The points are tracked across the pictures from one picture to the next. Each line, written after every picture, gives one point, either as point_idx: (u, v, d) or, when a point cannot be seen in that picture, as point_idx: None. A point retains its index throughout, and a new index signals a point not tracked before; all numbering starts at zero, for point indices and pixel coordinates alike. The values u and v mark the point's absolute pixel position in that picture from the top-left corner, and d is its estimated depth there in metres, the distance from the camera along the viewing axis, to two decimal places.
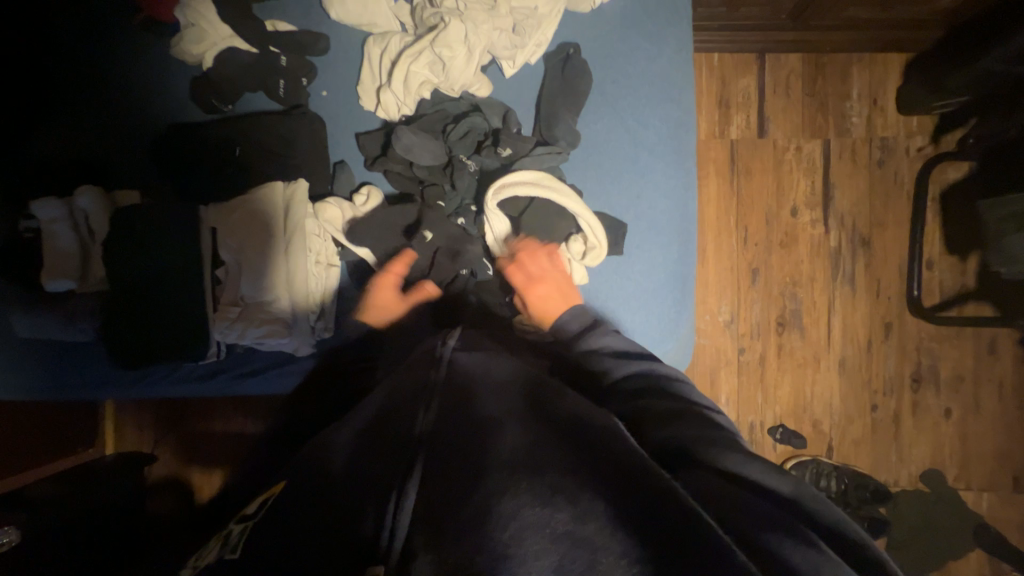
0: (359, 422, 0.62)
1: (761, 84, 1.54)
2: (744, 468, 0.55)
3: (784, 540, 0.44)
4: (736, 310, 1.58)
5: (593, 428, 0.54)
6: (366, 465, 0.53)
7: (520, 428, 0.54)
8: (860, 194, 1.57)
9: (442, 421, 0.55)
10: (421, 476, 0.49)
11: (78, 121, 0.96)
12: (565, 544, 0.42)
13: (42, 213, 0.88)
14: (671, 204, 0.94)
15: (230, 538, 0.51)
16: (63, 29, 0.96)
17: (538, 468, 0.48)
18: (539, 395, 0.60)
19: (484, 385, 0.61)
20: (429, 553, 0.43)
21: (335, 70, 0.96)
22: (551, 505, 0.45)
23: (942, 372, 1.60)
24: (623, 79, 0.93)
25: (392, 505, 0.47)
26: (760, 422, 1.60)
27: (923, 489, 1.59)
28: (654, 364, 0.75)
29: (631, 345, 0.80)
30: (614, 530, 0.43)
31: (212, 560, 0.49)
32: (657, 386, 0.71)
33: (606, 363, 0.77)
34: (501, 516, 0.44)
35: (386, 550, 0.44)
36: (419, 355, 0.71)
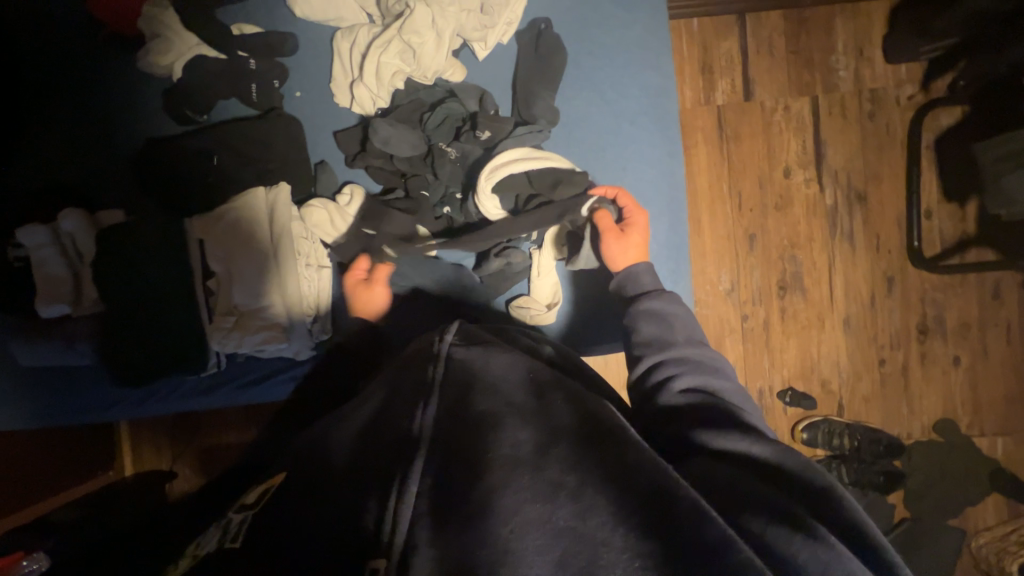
0: (360, 418, 0.61)
1: (743, 45, 1.51)
2: (745, 447, 0.57)
3: (785, 530, 0.45)
4: (737, 278, 1.57)
5: (599, 422, 0.54)
6: (365, 460, 0.53)
7: (523, 423, 0.54)
8: (853, 149, 1.55)
9: (443, 420, 0.55)
10: (420, 472, 0.49)
11: (56, 146, 0.96)
12: (567, 538, 0.44)
13: (26, 240, 0.88)
14: (657, 173, 0.93)
15: (228, 529, 0.51)
16: (31, 55, 0.95)
17: (540, 468, 0.49)
18: (541, 385, 0.60)
19: (486, 377, 0.60)
20: (432, 547, 0.44)
21: (306, 70, 0.95)
22: (554, 501, 0.47)
23: (949, 321, 1.59)
24: (598, 51, 0.91)
25: (393, 499, 0.47)
26: (769, 387, 1.60)
27: (936, 438, 1.59)
28: (708, 354, 0.73)
29: (690, 327, 0.77)
30: (615, 524, 0.44)
31: (212, 550, 0.49)
32: (711, 378, 0.69)
33: (671, 334, 0.75)
34: (502, 511, 0.46)
35: (387, 545, 0.44)
36: (416, 352, 0.70)
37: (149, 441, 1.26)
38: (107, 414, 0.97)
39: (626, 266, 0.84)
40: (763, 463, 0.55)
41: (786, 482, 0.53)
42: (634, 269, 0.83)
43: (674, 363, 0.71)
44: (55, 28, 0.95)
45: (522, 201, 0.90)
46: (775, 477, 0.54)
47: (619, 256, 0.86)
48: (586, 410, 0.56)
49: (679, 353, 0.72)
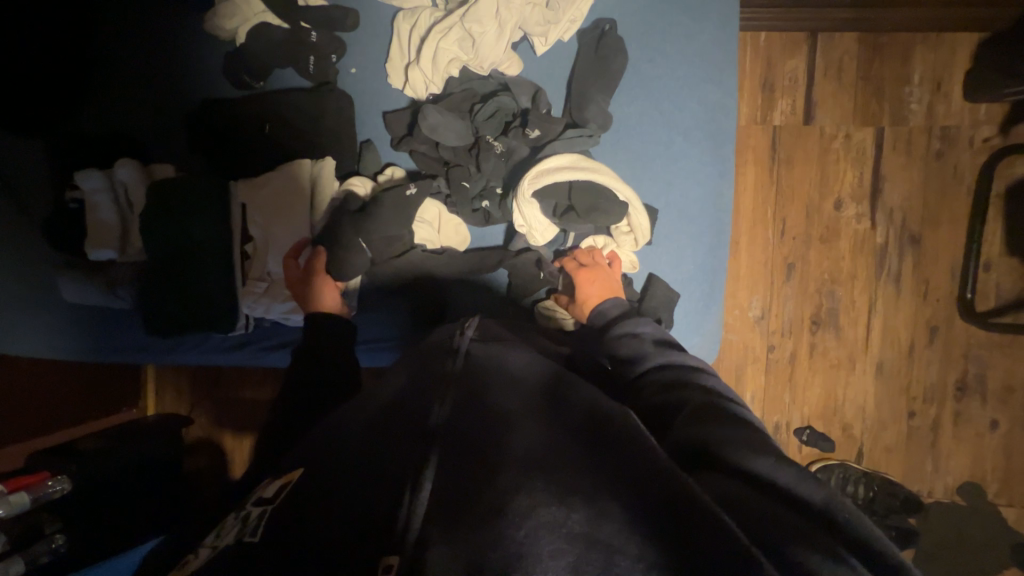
0: (376, 405, 0.62)
1: (810, 66, 1.44)
2: (770, 471, 0.51)
3: (815, 556, 0.41)
4: (769, 306, 1.51)
5: (614, 428, 0.53)
6: (381, 452, 0.53)
7: (534, 427, 0.54)
8: (913, 188, 1.46)
9: (457, 412, 0.55)
10: (435, 469, 0.49)
11: (118, 95, 0.99)
12: (583, 545, 0.42)
13: (85, 184, 0.92)
14: (704, 192, 0.89)
15: (248, 521, 0.53)
16: (104, 4, 0.98)
17: (552, 468, 0.48)
18: (555, 393, 0.60)
19: (498, 379, 0.61)
20: (444, 543, 0.42)
21: (364, 48, 0.95)
22: (567, 504, 0.45)
23: (991, 381, 1.50)
24: (660, 58, 0.88)
25: (408, 489, 0.47)
26: (786, 423, 1.54)
27: (959, 501, 1.51)
28: (678, 356, 0.70)
29: (659, 336, 0.75)
30: (631, 533, 0.43)
31: (233, 542, 0.51)
32: (691, 376, 0.67)
33: (641, 348, 0.73)
34: (514, 514, 0.44)
35: (402, 539, 0.43)
36: (433, 345, 0.71)
37: (171, 388, 1.32)
38: (139, 358, 1.01)
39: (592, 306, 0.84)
40: (789, 494, 0.50)
41: (817, 517, 0.48)
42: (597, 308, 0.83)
43: (646, 375, 0.69)
44: None
45: (558, 212, 0.86)
46: (804, 509, 0.48)
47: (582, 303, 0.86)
48: (600, 416, 0.55)
49: (652, 362, 0.70)
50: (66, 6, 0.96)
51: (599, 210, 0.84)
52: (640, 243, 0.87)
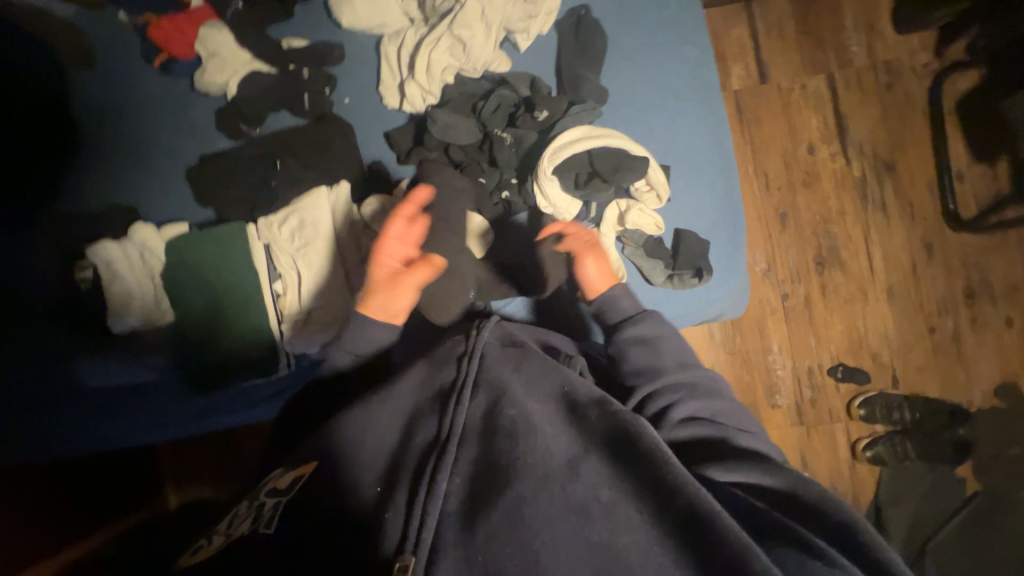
0: (394, 415, 0.72)
1: (753, 32, 1.55)
2: (752, 477, 0.67)
3: (800, 556, 0.54)
4: (772, 257, 1.56)
5: (625, 433, 0.62)
6: (404, 466, 0.64)
7: (556, 437, 0.63)
8: (874, 120, 1.56)
9: (484, 432, 0.66)
10: (450, 478, 0.61)
11: (118, 174, 1.00)
12: (596, 550, 0.53)
13: (100, 257, 0.90)
14: (707, 143, 0.93)
15: (263, 512, 0.66)
16: (93, 91, 1.01)
17: (571, 477, 0.59)
18: (571, 401, 0.69)
19: (514, 390, 0.69)
20: (458, 548, 0.56)
21: (354, 77, 0.98)
22: (585, 515, 0.56)
23: (995, 282, 1.56)
24: (637, 32, 0.94)
25: (423, 501, 0.59)
26: (818, 365, 1.56)
27: (1000, 405, 1.53)
28: (698, 378, 0.81)
29: (684, 353, 0.83)
30: (650, 542, 0.53)
31: (247, 533, 0.64)
32: (703, 403, 0.78)
33: (668, 364, 0.82)
34: (533, 522, 0.56)
35: (415, 545, 0.56)
36: (445, 353, 0.76)
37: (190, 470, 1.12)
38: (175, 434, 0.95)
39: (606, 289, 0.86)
40: (764, 488, 0.66)
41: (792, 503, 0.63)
42: (612, 295, 0.85)
43: (673, 391, 0.79)
44: (117, 65, 1.01)
45: (581, 181, 0.87)
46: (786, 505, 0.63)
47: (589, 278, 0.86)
48: (618, 424, 0.64)
49: (675, 379, 0.80)
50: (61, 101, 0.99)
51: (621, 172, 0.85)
52: (662, 199, 0.88)
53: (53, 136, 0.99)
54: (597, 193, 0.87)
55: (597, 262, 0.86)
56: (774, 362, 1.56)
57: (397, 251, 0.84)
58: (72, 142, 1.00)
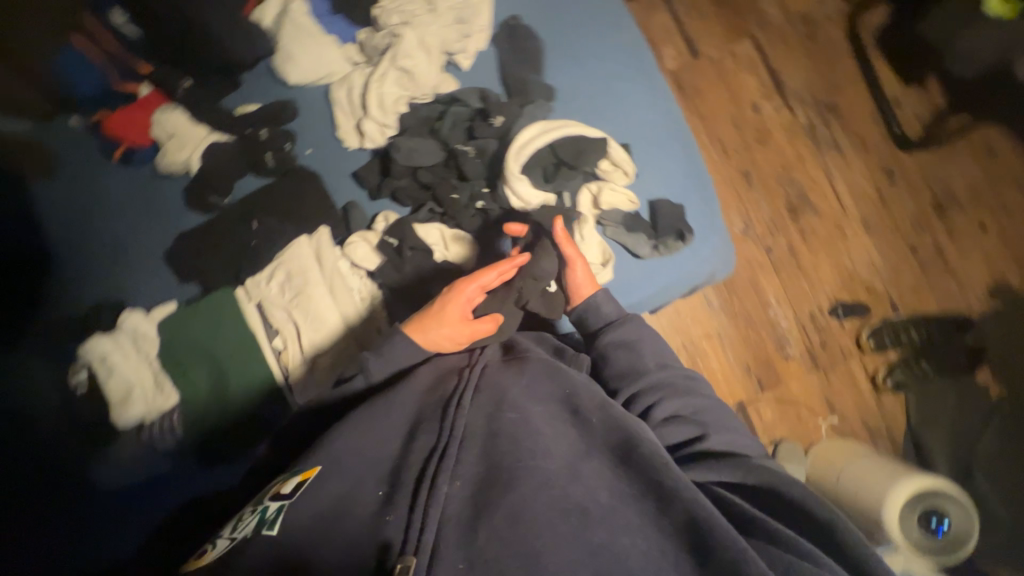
0: (402, 421, 0.68)
1: (675, 15, 1.65)
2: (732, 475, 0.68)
3: (772, 549, 0.57)
4: (747, 215, 1.61)
5: (625, 438, 0.64)
6: (404, 471, 0.61)
7: (559, 441, 0.64)
8: (806, 69, 1.65)
9: (486, 434, 0.64)
10: (451, 477, 0.59)
11: (97, 273, 1.00)
12: (598, 552, 0.55)
13: (94, 354, 0.90)
14: (659, 116, 0.97)
15: (265, 515, 0.58)
16: (59, 199, 1.02)
17: (574, 481, 0.60)
18: (573, 406, 0.69)
19: (516, 394, 0.69)
20: (460, 550, 0.54)
21: (311, 127, 1.00)
22: (586, 518, 0.57)
23: (958, 191, 1.62)
24: (569, 31, 0.99)
25: (424, 503, 0.57)
26: (818, 308, 1.58)
27: (998, 305, 1.56)
28: (676, 376, 0.80)
29: (661, 353, 0.82)
30: (649, 541, 0.57)
31: (252, 532, 0.57)
32: (684, 401, 0.77)
33: (646, 364, 0.80)
34: (534, 522, 0.56)
35: (415, 546, 0.54)
36: (447, 363, 0.75)
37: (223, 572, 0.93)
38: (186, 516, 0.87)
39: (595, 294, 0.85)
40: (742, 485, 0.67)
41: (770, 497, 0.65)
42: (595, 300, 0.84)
43: (651, 392, 0.78)
44: (76, 168, 1.02)
45: (549, 174, 0.90)
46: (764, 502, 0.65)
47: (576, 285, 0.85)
48: (621, 429, 0.66)
49: (653, 380, 0.78)
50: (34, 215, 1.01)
51: (584, 157, 0.88)
52: (630, 173, 0.91)
53: (27, 250, 0.99)
54: (567, 182, 0.89)
55: (582, 271, 0.85)
56: (776, 315, 1.57)
57: (474, 295, 0.81)
58: (48, 252, 1.00)
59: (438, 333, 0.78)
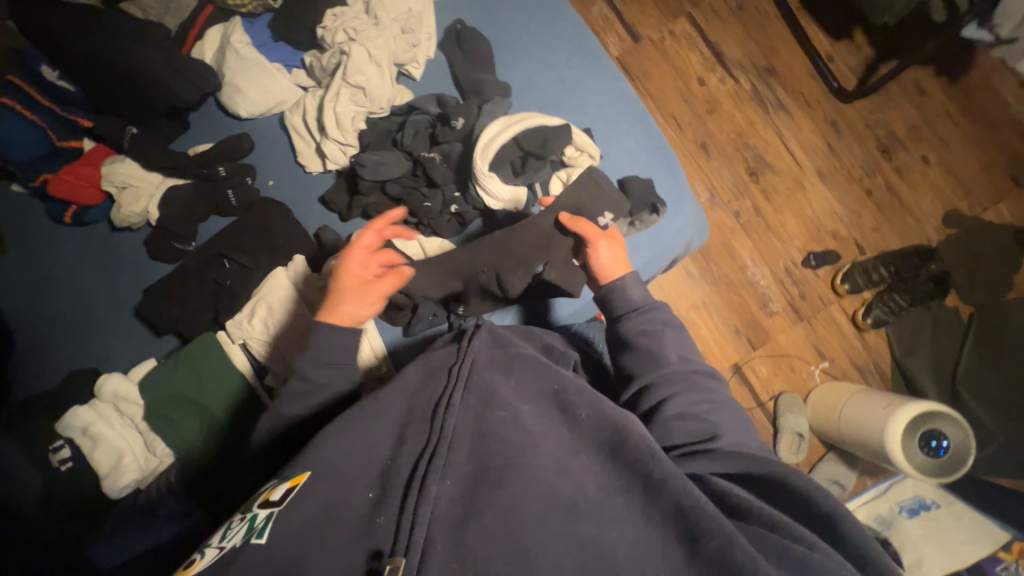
0: (394, 424, 0.61)
1: (610, 3, 1.70)
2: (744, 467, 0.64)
3: (764, 532, 0.53)
4: (711, 184, 1.66)
5: (613, 430, 0.60)
6: (396, 471, 0.55)
7: (548, 436, 0.59)
8: (741, 37, 1.72)
9: (476, 430, 0.58)
10: (441, 474, 0.53)
11: (69, 341, 0.96)
12: (588, 549, 0.50)
13: (76, 425, 0.85)
14: (614, 96, 0.99)
15: (254, 523, 0.52)
16: (21, 272, 0.98)
17: (563, 475, 0.55)
18: (561, 400, 0.64)
19: (505, 391, 0.63)
20: (450, 550, 0.49)
21: (271, 160, 0.99)
22: (577, 513, 0.52)
23: (898, 131, 1.71)
24: (514, 27, 1.01)
25: (412, 505, 0.51)
26: (792, 262, 1.64)
27: (953, 231, 1.65)
28: (694, 372, 0.76)
29: (681, 348, 0.78)
30: (639, 535, 0.52)
31: (240, 540, 0.50)
32: (700, 397, 0.73)
33: (667, 356, 0.76)
34: (526, 520, 0.51)
35: (404, 547, 0.48)
36: (435, 362, 0.68)
37: None
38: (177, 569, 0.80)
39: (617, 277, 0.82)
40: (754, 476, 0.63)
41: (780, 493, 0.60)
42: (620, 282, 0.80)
43: (668, 386, 0.74)
44: (34, 239, 0.99)
45: (518, 168, 0.90)
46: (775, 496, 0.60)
47: (600, 263, 0.82)
48: (609, 419, 0.61)
49: (671, 373, 0.74)
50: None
51: (551, 144, 0.87)
52: (595, 156, 0.92)
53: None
54: (537, 172, 0.89)
55: (606, 250, 0.83)
56: (754, 275, 1.62)
57: (365, 258, 0.80)
58: (20, 328, 0.97)
59: (346, 307, 0.76)
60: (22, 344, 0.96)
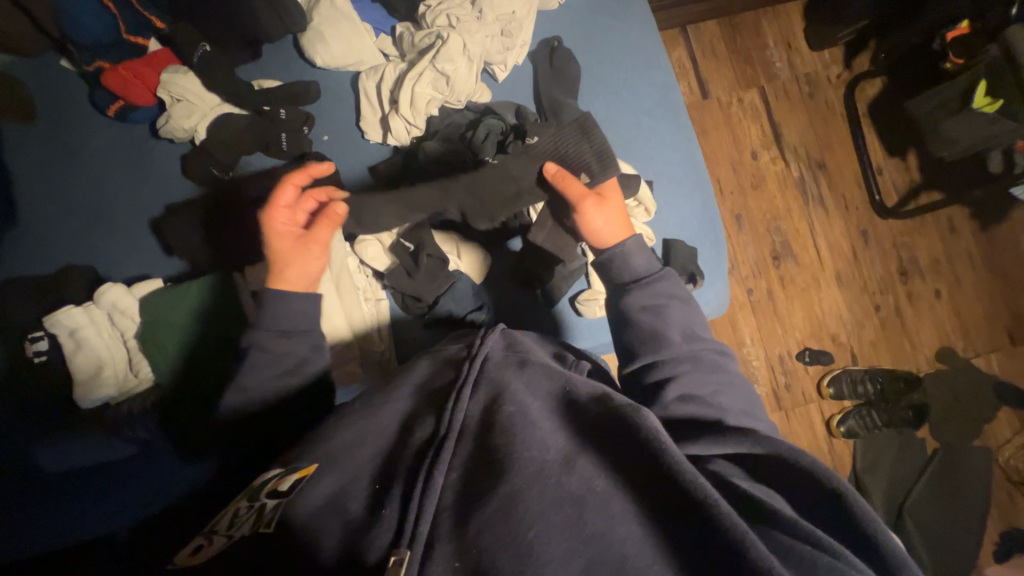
0: (392, 422, 0.60)
1: (690, 53, 1.71)
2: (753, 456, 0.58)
3: (779, 535, 0.46)
4: (733, 255, 1.68)
5: (618, 420, 0.54)
6: (399, 462, 0.54)
7: (554, 430, 0.55)
8: (803, 125, 1.74)
9: (484, 424, 0.55)
10: (447, 465, 0.51)
11: (76, 233, 0.93)
12: (593, 547, 0.45)
13: (62, 325, 0.82)
14: (681, 156, 0.99)
15: (263, 511, 0.53)
16: (45, 148, 0.95)
17: (570, 467, 0.50)
18: (571, 400, 0.59)
19: (515, 386, 0.60)
20: (450, 545, 0.46)
21: (331, 115, 0.97)
22: (581, 507, 0.47)
23: (921, 258, 1.73)
24: (606, 59, 1.01)
25: (417, 495, 0.49)
26: (787, 351, 1.66)
27: (942, 367, 1.67)
28: (700, 350, 0.73)
29: (689, 326, 0.76)
30: (648, 537, 0.46)
31: (248, 532, 0.51)
32: (707, 378, 0.71)
33: (672, 335, 0.74)
34: (527, 514, 0.46)
35: (408, 538, 0.46)
36: (446, 355, 0.68)
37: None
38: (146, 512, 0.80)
39: (615, 241, 0.81)
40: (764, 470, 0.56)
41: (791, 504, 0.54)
42: (622, 247, 0.80)
43: (671, 363, 0.72)
44: (69, 118, 0.95)
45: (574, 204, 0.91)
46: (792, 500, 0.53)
47: (594, 227, 0.82)
48: (616, 411, 0.55)
49: (676, 353, 0.72)
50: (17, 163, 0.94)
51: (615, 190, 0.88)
52: (650, 212, 0.94)
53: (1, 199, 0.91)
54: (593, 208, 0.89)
55: (597, 213, 0.82)
56: (748, 353, 1.65)
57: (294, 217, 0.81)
58: (28, 205, 0.93)
59: (290, 267, 0.78)
60: (26, 221, 0.92)
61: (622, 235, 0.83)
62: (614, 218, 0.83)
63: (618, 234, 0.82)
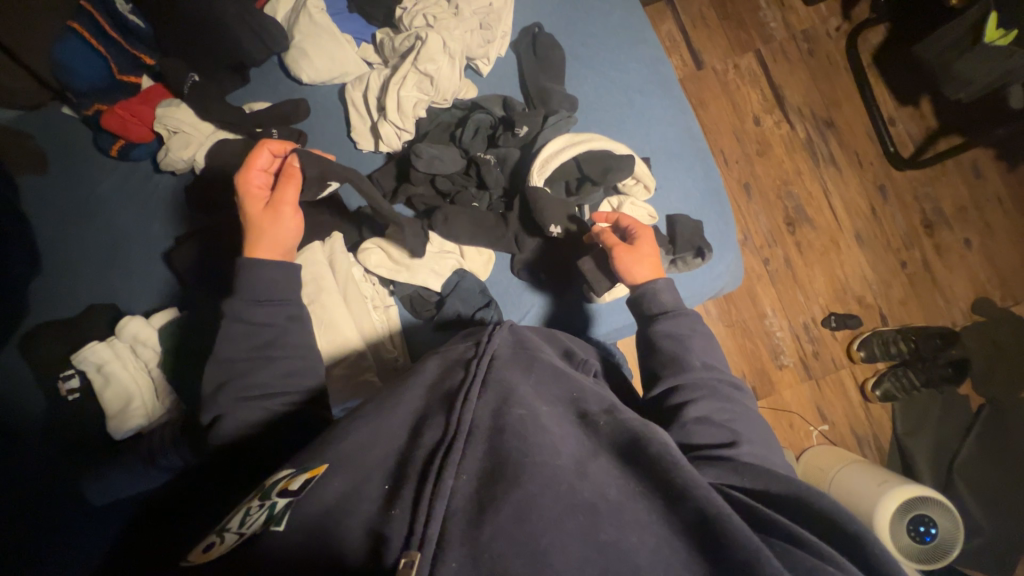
0: (401, 425, 0.59)
1: (680, 25, 1.67)
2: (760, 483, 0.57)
3: (781, 543, 0.47)
4: (745, 226, 1.64)
5: (629, 434, 0.55)
6: (410, 463, 0.53)
7: (567, 438, 0.55)
8: (806, 84, 1.68)
9: (495, 425, 0.55)
10: (455, 467, 0.51)
11: (94, 274, 0.96)
12: (608, 555, 0.44)
13: (89, 361, 0.85)
14: (677, 129, 0.97)
15: (274, 510, 0.53)
16: (57, 196, 0.98)
17: (583, 475, 0.50)
18: (583, 412, 0.60)
19: (523, 390, 0.59)
20: (461, 547, 0.45)
21: (323, 129, 0.98)
22: (595, 515, 0.46)
23: (946, 208, 1.65)
24: (590, 40, 0.99)
25: (427, 498, 0.48)
26: (811, 319, 1.60)
27: (981, 320, 1.59)
28: (718, 378, 0.72)
29: (707, 355, 0.75)
30: (661, 547, 0.45)
31: (258, 528, 0.51)
32: (726, 406, 0.69)
33: (694, 364, 0.72)
34: (540, 520, 0.45)
35: (419, 538, 0.45)
36: (455, 353, 0.67)
37: None
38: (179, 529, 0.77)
39: (644, 282, 0.79)
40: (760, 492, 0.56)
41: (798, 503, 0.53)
42: (652, 287, 0.78)
43: (690, 389, 0.70)
44: (76, 164, 0.99)
45: (572, 188, 0.92)
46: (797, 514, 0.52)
47: (631, 266, 0.80)
48: (630, 428, 0.56)
49: (694, 378, 0.71)
50: (33, 212, 0.98)
51: (612, 168, 0.87)
52: (650, 188, 0.91)
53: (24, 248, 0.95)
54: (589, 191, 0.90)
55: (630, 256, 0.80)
56: (771, 325, 1.60)
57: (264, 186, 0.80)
58: (48, 251, 0.97)
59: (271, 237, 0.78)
60: (48, 267, 0.96)
61: (652, 276, 0.80)
62: (646, 255, 0.80)
63: (651, 275, 0.80)
